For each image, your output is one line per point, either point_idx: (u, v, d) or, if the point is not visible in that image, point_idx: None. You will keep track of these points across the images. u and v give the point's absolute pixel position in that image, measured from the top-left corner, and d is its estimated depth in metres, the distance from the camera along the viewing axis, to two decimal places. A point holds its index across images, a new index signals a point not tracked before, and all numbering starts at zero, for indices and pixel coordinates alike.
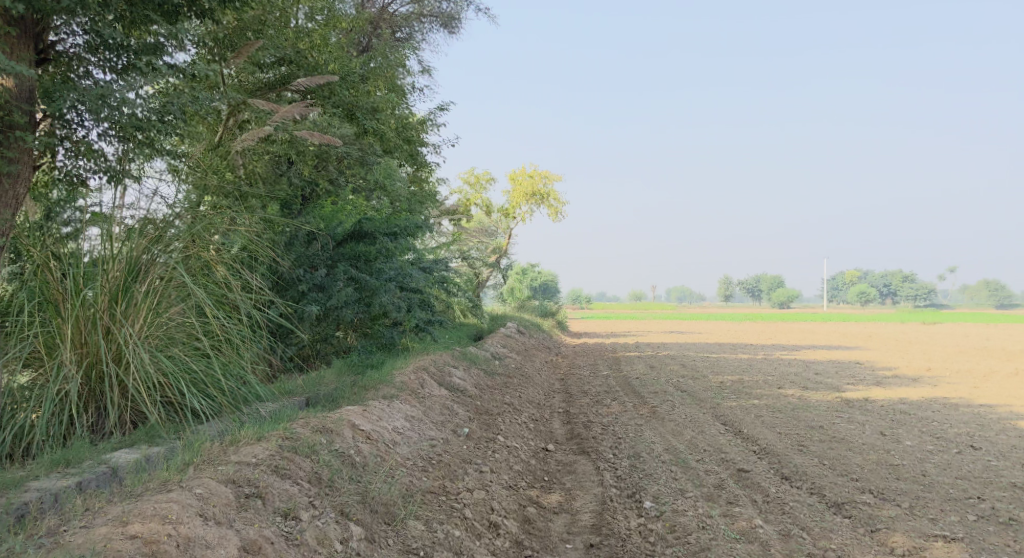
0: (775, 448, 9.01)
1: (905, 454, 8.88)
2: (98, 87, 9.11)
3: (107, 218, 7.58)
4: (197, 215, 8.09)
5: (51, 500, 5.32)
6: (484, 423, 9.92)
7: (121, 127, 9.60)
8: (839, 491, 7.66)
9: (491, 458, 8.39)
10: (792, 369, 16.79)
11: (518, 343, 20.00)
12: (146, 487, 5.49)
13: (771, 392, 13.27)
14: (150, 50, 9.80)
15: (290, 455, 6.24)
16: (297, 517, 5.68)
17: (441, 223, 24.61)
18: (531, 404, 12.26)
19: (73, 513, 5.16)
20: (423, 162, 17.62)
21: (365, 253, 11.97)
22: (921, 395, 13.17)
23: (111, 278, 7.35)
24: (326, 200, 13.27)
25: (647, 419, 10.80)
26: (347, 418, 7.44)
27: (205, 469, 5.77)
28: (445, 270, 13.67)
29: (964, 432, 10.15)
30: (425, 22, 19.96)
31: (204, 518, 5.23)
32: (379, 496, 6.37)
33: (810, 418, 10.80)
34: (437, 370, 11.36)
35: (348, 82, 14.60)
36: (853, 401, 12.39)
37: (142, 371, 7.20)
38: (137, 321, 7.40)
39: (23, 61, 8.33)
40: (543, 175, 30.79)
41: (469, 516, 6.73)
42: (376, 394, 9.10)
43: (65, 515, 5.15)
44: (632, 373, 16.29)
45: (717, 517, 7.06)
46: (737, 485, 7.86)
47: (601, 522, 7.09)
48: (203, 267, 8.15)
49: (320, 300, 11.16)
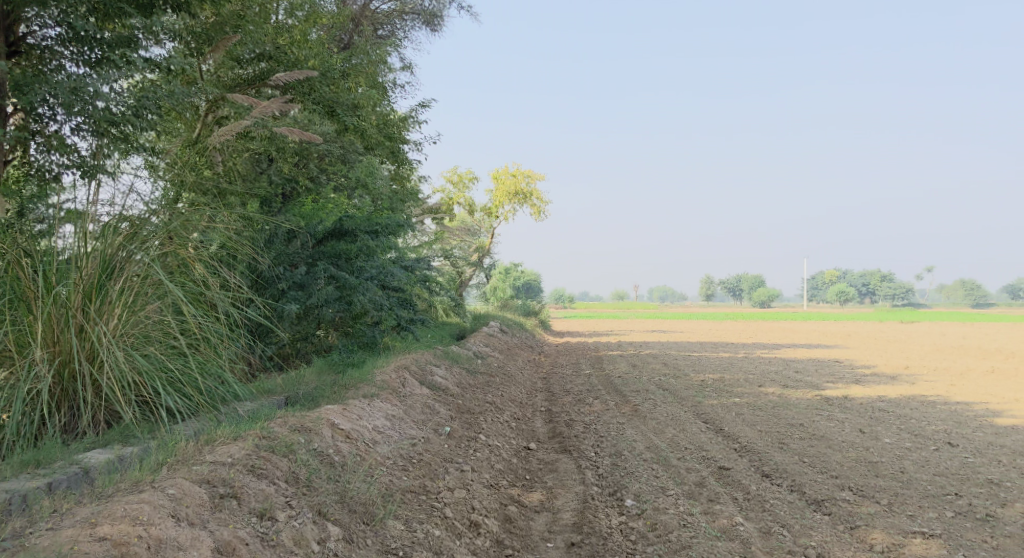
0: (756, 446, 9.00)
1: (883, 451, 8.90)
2: (70, 81, 8.99)
3: (81, 215, 7.44)
4: (175, 212, 7.95)
5: (19, 502, 5.22)
6: (465, 422, 9.84)
7: (95, 121, 9.45)
8: (819, 488, 7.66)
9: (472, 457, 8.33)
10: (772, 368, 16.84)
11: (501, 343, 19.94)
12: (117, 488, 5.39)
13: (751, 390, 13.30)
14: (124, 43, 9.65)
15: (267, 455, 6.16)
16: (273, 518, 5.59)
17: (423, 221, 24.51)
18: (513, 403, 12.20)
19: (41, 515, 5.06)
20: (405, 160, 17.53)
21: (346, 252, 11.84)
22: (900, 393, 13.23)
23: (85, 275, 7.22)
24: (306, 198, 13.16)
25: (629, 418, 10.78)
26: (326, 418, 7.36)
27: (179, 469, 5.67)
28: (426, 269, 13.59)
29: (942, 429, 10.19)
30: (406, 20, 19.87)
31: (176, 519, 5.15)
32: (357, 496, 6.29)
33: (790, 415, 10.82)
34: (418, 368, 11.29)
35: (328, 78, 14.46)
36: (833, 398, 12.44)
37: (116, 370, 7.09)
38: (112, 320, 7.28)
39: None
40: (526, 174, 30.73)
41: (450, 516, 6.66)
42: (356, 393, 9.01)
43: (33, 517, 5.05)
44: (614, 371, 16.28)
45: (697, 515, 7.04)
46: (719, 483, 7.84)
47: (582, 520, 7.03)
48: (181, 265, 8.02)
49: (300, 298, 11.05)
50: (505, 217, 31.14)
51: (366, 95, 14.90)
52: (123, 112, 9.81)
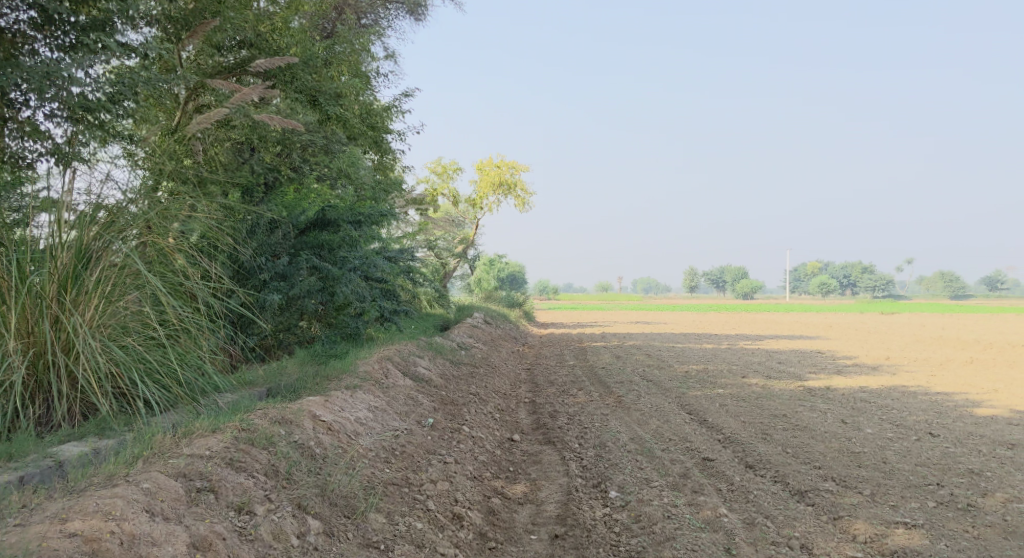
0: (739, 437, 8.99)
1: (866, 442, 8.91)
2: (43, 65, 8.82)
3: (56, 204, 7.31)
4: (154, 201, 7.82)
5: None
6: (449, 413, 9.78)
7: (69, 106, 9.27)
8: (802, 479, 7.64)
9: (455, 449, 8.26)
10: (755, 359, 16.87)
11: (485, 334, 19.87)
12: (90, 482, 5.28)
13: (735, 381, 13.31)
14: (98, 26, 9.47)
15: (246, 447, 6.06)
16: (251, 512, 5.49)
17: (407, 212, 24.38)
18: (497, 395, 12.15)
19: (9, 510, 4.94)
20: (388, 150, 17.39)
21: (329, 242, 11.72)
22: (881, 384, 13.28)
23: (60, 265, 7.10)
24: (288, 187, 13.01)
25: (613, 409, 10.74)
26: (307, 410, 7.26)
27: (154, 463, 5.57)
28: (410, 259, 13.50)
29: (923, 419, 10.22)
30: (390, 9, 19.69)
31: (151, 514, 5.05)
32: (339, 489, 6.20)
33: (774, 406, 10.82)
34: (401, 359, 11.19)
35: (310, 66, 14.26)
36: (815, 389, 12.47)
37: (92, 362, 6.97)
38: (87, 310, 7.16)
39: None
40: (510, 165, 30.62)
41: (433, 508, 6.59)
42: (338, 384, 8.91)
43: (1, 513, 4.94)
44: (598, 362, 16.26)
45: (681, 506, 7.01)
46: (703, 474, 7.82)
47: (566, 512, 6.99)
48: (161, 255, 7.89)
49: (282, 288, 10.91)
50: (489, 208, 31.03)
51: (348, 84, 14.74)
52: (98, 98, 9.64)
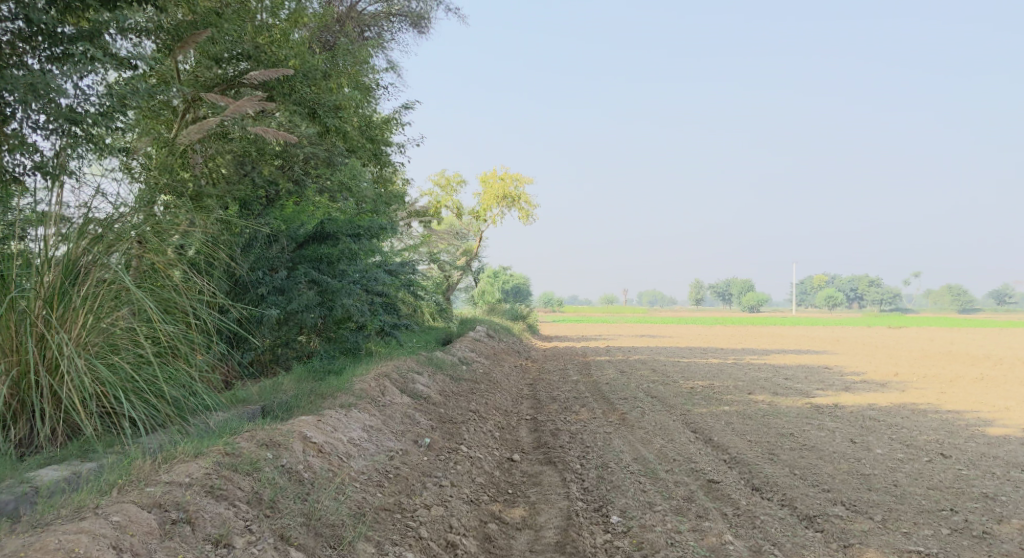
0: (746, 458, 8.72)
1: (876, 463, 8.63)
2: (29, 76, 8.64)
3: (44, 217, 7.09)
4: (148, 216, 7.58)
5: None
6: (447, 432, 9.52)
7: (55, 118, 9.08)
8: (810, 503, 7.37)
9: (452, 470, 8.01)
10: (762, 375, 16.56)
11: (488, 348, 19.61)
12: (57, 514, 5.05)
13: (741, 397, 13.03)
14: (85, 35, 9.32)
15: (228, 474, 5.83)
16: (229, 545, 5.26)
17: (410, 225, 24.17)
18: (497, 412, 11.88)
19: None
20: (389, 162, 17.19)
21: (328, 255, 11.41)
22: (890, 401, 12.99)
23: (46, 281, 6.89)
24: (288, 200, 12.78)
25: (616, 427, 10.47)
26: (297, 431, 7.02)
27: (129, 492, 5.35)
28: (411, 273, 13.30)
29: (934, 439, 9.93)
30: (394, 22, 19.52)
31: (118, 551, 4.82)
32: (325, 517, 5.97)
33: (780, 424, 10.55)
34: (400, 376, 10.95)
35: (309, 78, 14.04)
36: (823, 407, 12.19)
37: (77, 381, 6.74)
38: (74, 328, 6.93)
39: None
40: (515, 177, 30.43)
41: (425, 536, 6.33)
42: (333, 403, 8.66)
43: None
44: (601, 378, 15.97)
45: (685, 532, 6.75)
46: (708, 497, 7.54)
47: (566, 539, 6.72)
48: (153, 271, 7.63)
49: (280, 303, 10.68)
50: (493, 220, 30.84)
51: (348, 96, 14.54)
52: (86, 109, 9.48)
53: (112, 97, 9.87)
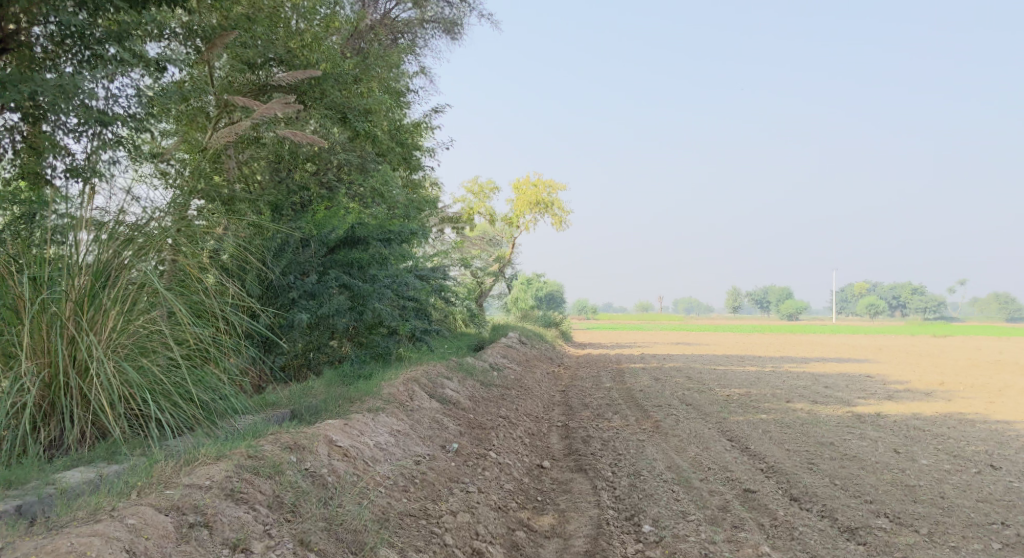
0: (783, 467, 8.45)
1: (921, 474, 8.30)
2: (59, 79, 8.71)
3: (76, 220, 7.01)
4: (180, 219, 7.48)
5: None
6: (475, 438, 9.37)
7: (84, 120, 9.16)
8: (852, 515, 7.08)
9: (479, 476, 7.85)
10: (801, 383, 16.13)
11: (520, 354, 19.44)
12: (73, 517, 4.99)
13: (778, 406, 12.69)
14: (113, 37, 9.41)
15: (250, 477, 5.75)
16: (247, 550, 5.16)
17: (442, 232, 24.09)
18: (528, 418, 11.70)
19: None
20: (419, 166, 17.13)
21: (359, 261, 11.26)
22: (935, 411, 12.57)
23: (77, 283, 6.80)
24: (320, 204, 12.69)
25: (649, 434, 10.24)
26: (323, 434, 6.93)
27: (148, 495, 5.29)
28: (442, 278, 13.20)
29: (983, 450, 9.56)
30: (427, 28, 19.49)
31: (132, 555, 4.73)
32: (348, 523, 5.86)
33: (820, 433, 10.24)
34: (429, 381, 10.81)
35: (340, 82, 13.98)
36: (865, 416, 11.81)
37: (105, 384, 6.66)
38: (103, 331, 6.83)
39: None
40: (548, 183, 30.25)
41: (450, 543, 6.20)
42: (360, 407, 8.55)
43: None
44: (635, 385, 15.71)
45: (720, 543, 6.51)
46: (744, 507, 7.30)
47: (595, 548, 6.53)
48: (182, 274, 7.54)
49: (310, 308, 10.57)
50: (526, 226, 30.72)
51: (378, 99, 14.47)
52: (116, 111, 9.56)
53: (142, 100, 9.92)
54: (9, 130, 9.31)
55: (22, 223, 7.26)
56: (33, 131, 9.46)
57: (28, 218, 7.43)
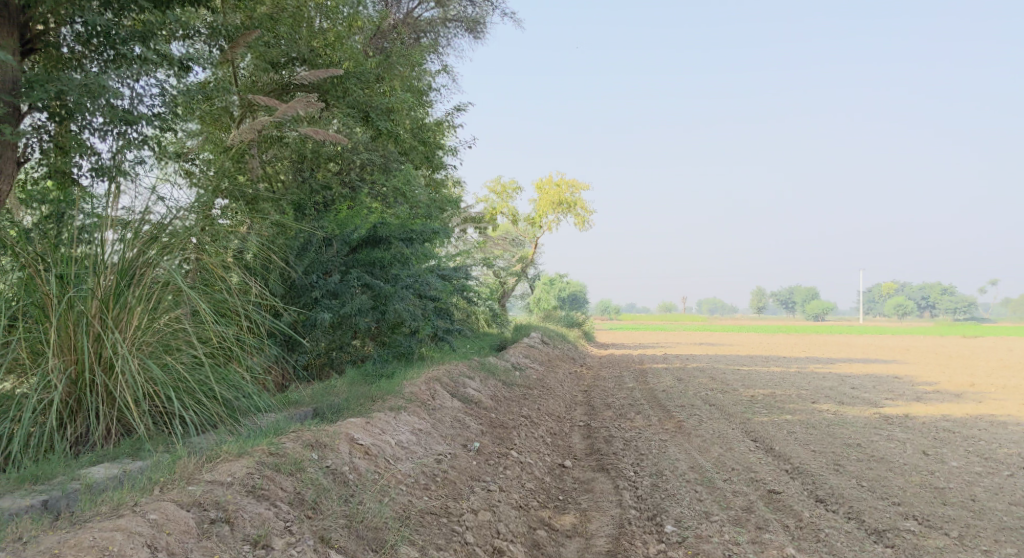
0: (809, 468, 8.35)
1: (951, 476, 8.16)
2: (84, 79, 8.80)
3: (101, 219, 7.05)
4: (203, 218, 7.51)
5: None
6: (497, 437, 9.35)
7: (109, 119, 9.25)
8: (879, 517, 6.98)
9: (501, 475, 7.83)
10: (827, 384, 15.95)
11: (543, 354, 19.39)
12: (96, 512, 5.03)
13: (804, 406, 12.55)
14: (138, 36, 9.49)
15: (271, 474, 5.77)
16: (268, 546, 5.17)
17: (464, 231, 24.11)
18: (550, 418, 11.68)
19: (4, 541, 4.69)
20: (442, 166, 17.15)
21: (381, 260, 11.26)
22: (965, 412, 12.37)
23: (103, 281, 6.83)
24: (343, 203, 12.73)
25: (672, 435, 10.16)
26: (344, 432, 6.94)
27: (170, 490, 5.32)
28: (465, 277, 13.20)
29: (1015, 452, 9.39)
30: (449, 27, 19.51)
31: (153, 550, 4.75)
32: (368, 520, 5.85)
33: (847, 434, 10.11)
34: (451, 380, 10.81)
35: (362, 81, 14.03)
36: (892, 417, 11.65)
37: (130, 381, 6.69)
38: (128, 329, 6.88)
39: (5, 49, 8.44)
40: (571, 183, 30.18)
41: (471, 542, 6.18)
42: (382, 406, 8.55)
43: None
44: (658, 385, 15.62)
45: (744, 544, 6.44)
46: (768, 508, 7.21)
47: (618, 548, 6.48)
48: (205, 273, 7.57)
49: (332, 307, 10.56)
50: (548, 226, 30.68)
51: (400, 99, 14.50)
52: (141, 110, 9.64)
53: (166, 99, 9.99)
54: (37, 131, 9.42)
55: (51, 223, 7.33)
56: (60, 131, 9.56)
57: (54, 216, 7.46)
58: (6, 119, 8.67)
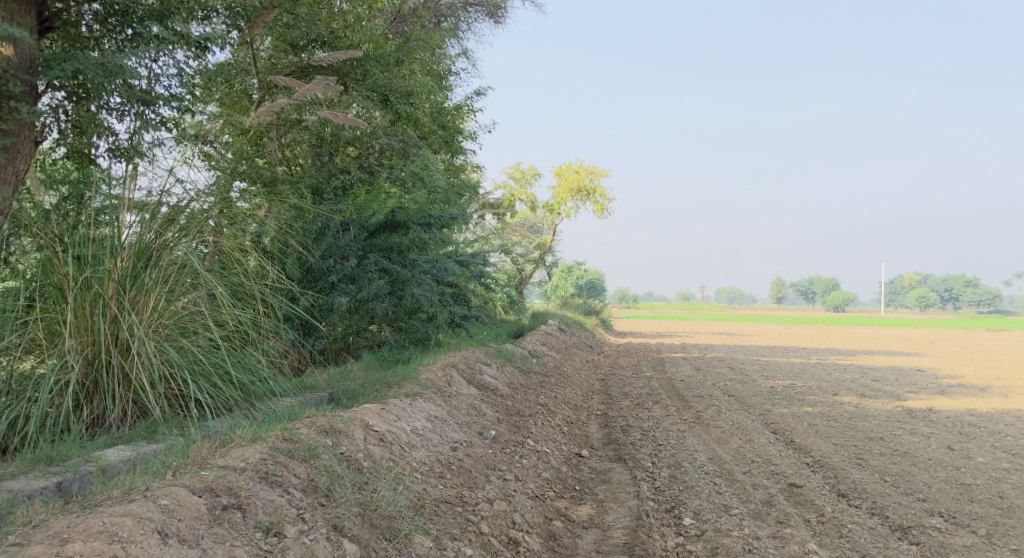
0: (831, 462, 8.21)
1: (977, 472, 7.99)
2: (102, 58, 8.74)
3: (119, 200, 6.99)
4: (221, 201, 7.46)
5: (4, 507, 4.89)
6: (514, 425, 9.26)
7: (124, 99, 9.19)
8: (904, 513, 6.83)
9: (517, 464, 7.74)
10: (848, 376, 15.74)
11: (559, 342, 19.26)
12: (107, 496, 4.97)
13: (825, 398, 12.38)
14: (155, 15, 9.45)
15: (284, 460, 5.70)
16: (280, 533, 5.11)
17: (483, 217, 23.97)
18: (567, 406, 11.58)
19: (14, 526, 4.64)
20: (460, 150, 17.02)
21: (399, 245, 11.11)
22: (991, 407, 12.13)
23: (119, 262, 6.76)
24: (361, 188, 12.64)
25: (691, 425, 10.03)
26: (359, 418, 6.87)
27: (183, 475, 5.26)
28: (483, 263, 13.11)
29: None
30: (470, 12, 19.33)
31: (164, 536, 4.69)
32: (382, 509, 5.78)
33: (869, 428, 9.94)
34: (467, 367, 10.71)
35: (381, 63, 13.92)
36: (915, 410, 11.45)
37: (145, 362, 6.62)
38: (145, 310, 6.81)
39: (23, 27, 8.42)
40: (590, 170, 29.97)
41: (486, 531, 6.12)
42: (398, 392, 8.47)
43: (5, 527, 4.64)
44: (676, 375, 15.46)
45: (765, 539, 6.31)
46: (789, 502, 7.08)
47: (635, 541, 6.38)
48: (221, 255, 7.51)
49: (349, 292, 10.46)
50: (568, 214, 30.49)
51: (420, 82, 14.38)
52: (158, 91, 9.57)
53: (184, 79, 9.91)
54: (55, 111, 9.39)
55: (70, 204, 7.30)
56: (78, 110, 9.53)
57: (72, 198, 7.39)
58: (24, 98, 8.60)
